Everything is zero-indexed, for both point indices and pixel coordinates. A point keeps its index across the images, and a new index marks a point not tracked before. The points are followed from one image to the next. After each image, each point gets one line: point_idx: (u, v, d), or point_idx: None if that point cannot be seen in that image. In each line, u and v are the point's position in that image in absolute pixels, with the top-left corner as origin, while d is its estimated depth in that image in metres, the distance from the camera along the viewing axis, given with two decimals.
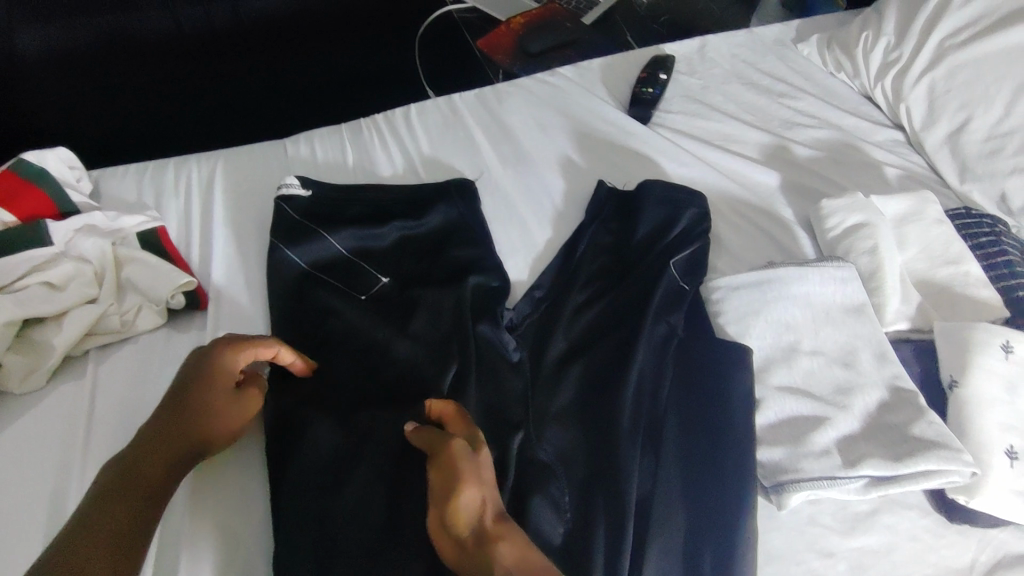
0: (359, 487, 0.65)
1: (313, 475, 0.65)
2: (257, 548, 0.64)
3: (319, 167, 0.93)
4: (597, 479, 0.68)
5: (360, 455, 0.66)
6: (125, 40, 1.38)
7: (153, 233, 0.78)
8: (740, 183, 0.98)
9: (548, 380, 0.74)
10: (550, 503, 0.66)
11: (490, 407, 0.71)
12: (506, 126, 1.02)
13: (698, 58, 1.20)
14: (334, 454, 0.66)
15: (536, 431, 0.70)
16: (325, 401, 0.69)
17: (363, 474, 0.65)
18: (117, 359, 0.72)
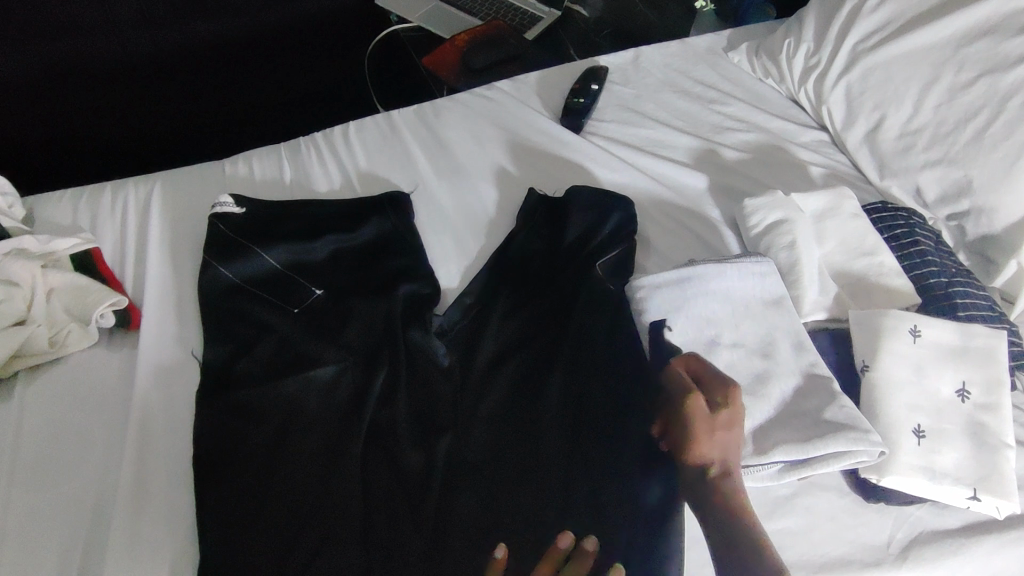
0: (287, 492, 0.65)
1: (235, 484, 0.65)
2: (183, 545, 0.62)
3: (257, 186, 0.94)
4: (523, 477, 0.69)
5: (288, 460, 0.67)
6: (75, 63, 1.34)
7: (87, 255, 0.81)
8: (670, 186, 1.01)
9: (478, 382, 0.75)
10: (477, 499, 0.68)
11: (419, 411, 0.73)
12: (443, 140, 1.04)
13: (632, 68, 1.24)
14: (258, 464, 0.66)
15: (464, 432, 0.72)
16: (254, 409, 0.70)
17: (289, 479, 0.66)
18: (47, 379, 0.72)
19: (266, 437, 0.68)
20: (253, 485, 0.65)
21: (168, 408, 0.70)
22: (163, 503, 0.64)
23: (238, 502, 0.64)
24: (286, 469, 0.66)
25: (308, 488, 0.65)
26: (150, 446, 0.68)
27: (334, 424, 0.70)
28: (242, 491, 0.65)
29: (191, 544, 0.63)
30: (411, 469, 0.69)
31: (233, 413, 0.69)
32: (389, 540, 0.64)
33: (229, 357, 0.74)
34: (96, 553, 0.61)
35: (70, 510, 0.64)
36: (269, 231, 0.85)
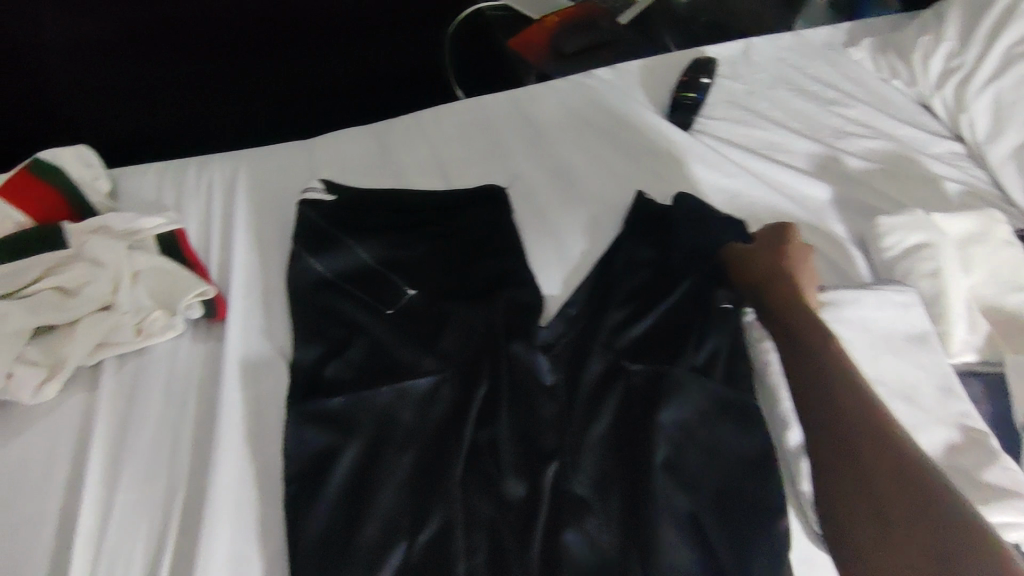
0: (383, 514, 0.60)
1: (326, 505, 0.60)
2: (275, 565, 0.57)
3: (347, 170, 0.89)
4: (634, 521, 0.61)
5: (385, 480, 0.61)
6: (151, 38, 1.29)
7: (172, 237, 0.75)
8: (790, 197, 0.92)
9: (584, 405, 0.68)
10: (586, 541, 0.61)
11: (522, 437, 0.66)
12: (541, 130, 0.97)
13: (742, 60, 1.13)
14: (350, 487, 0.61)
15: (571, 461, 0.64)
16: (346, 420, 0.64)
17: (386, 500, 0.60)
18: (133, 368, 0.68)
19: (358, 456, 0.63)
20: (344, 508, 0.60)
21: (258, 411, 0.65)
22: (251, 519, 0.59)
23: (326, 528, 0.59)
24: (380, 494, 0.60)
25: (402, 518, 0.60)
26: (241, 450, 0.63)
27: (431, 445, 0.64)
28: (333, 514, 0.60)
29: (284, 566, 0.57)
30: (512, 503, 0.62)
31: (323, 425, 0.64)
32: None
33: (318, 361, 0.68)
34: (182, 569, 0.56)
35: (154, 518, 0.59)
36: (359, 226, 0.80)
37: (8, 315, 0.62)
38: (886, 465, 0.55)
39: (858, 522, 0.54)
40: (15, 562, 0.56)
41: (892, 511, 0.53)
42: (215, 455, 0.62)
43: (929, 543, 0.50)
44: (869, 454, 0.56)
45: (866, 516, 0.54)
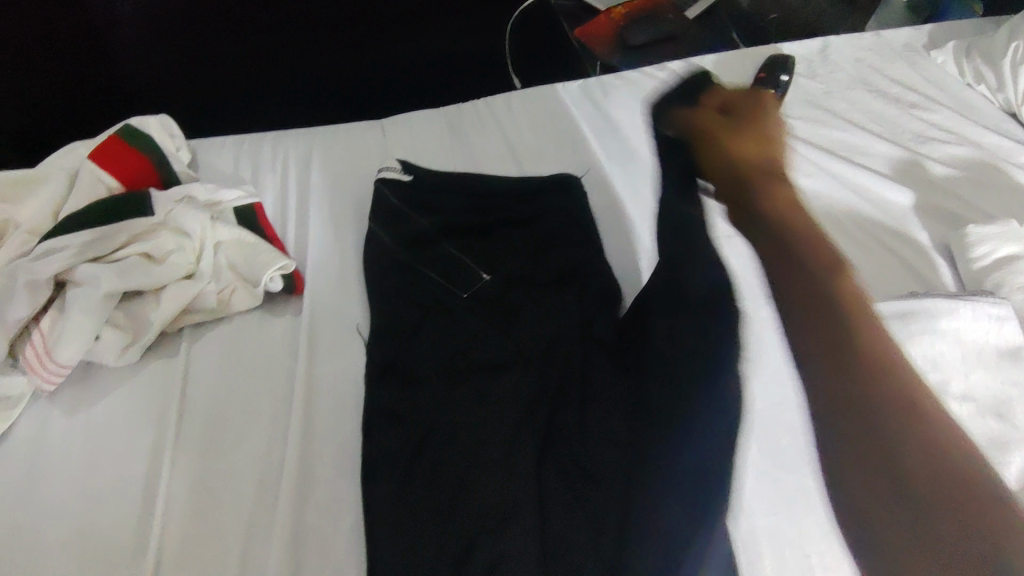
0: (449, 494, 0.57)
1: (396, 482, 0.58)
2: (350, 543, 0.57)
3: (420, 154, 0.88)
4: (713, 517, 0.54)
5: (452, 460, 0.59)
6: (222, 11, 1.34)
7: (249, 209, 0.75)
8: (871, 201, 0.89)
9: None
10: None
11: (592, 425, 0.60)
12: (614, 121, 0.95)
13: (819, 59, 1.10)
14: (419, 464, 0.59)
15: None
16: (417, 399, 0.63)
17: (452, 479, 0.58)
18: (212, 337, 0.68)
19: (430, 435, 0.60)
20: (414, 486, 0.58)
21: (336, 387, 0.65)
22: (327, 495, 0.59)
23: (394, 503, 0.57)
24: (448, 475, 0.58)
25: (469, 496, 0.56)
26: (318, 424, 0.63)
27: (501, 428, 0.61)
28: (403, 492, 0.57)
29: (360, 542, 0.57)
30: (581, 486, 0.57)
31: (398, 404, 0.63)
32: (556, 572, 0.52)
33: (393, 341, 0.67)
34: (260, 541, 0.56)
35: (232, 488, 0.59)
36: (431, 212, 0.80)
37: (99, 278, 0.62)
38: (880, 369, 0.39)
39: (857, 440, 0.37)
40: (100, 521, 0.57)
41: (910, 424, 0.37)
42: (293, 430, 0.61)
43: (938, 452, 0.35)
44: (868, 366, 0.39)
45: (869, 438, 0.37)
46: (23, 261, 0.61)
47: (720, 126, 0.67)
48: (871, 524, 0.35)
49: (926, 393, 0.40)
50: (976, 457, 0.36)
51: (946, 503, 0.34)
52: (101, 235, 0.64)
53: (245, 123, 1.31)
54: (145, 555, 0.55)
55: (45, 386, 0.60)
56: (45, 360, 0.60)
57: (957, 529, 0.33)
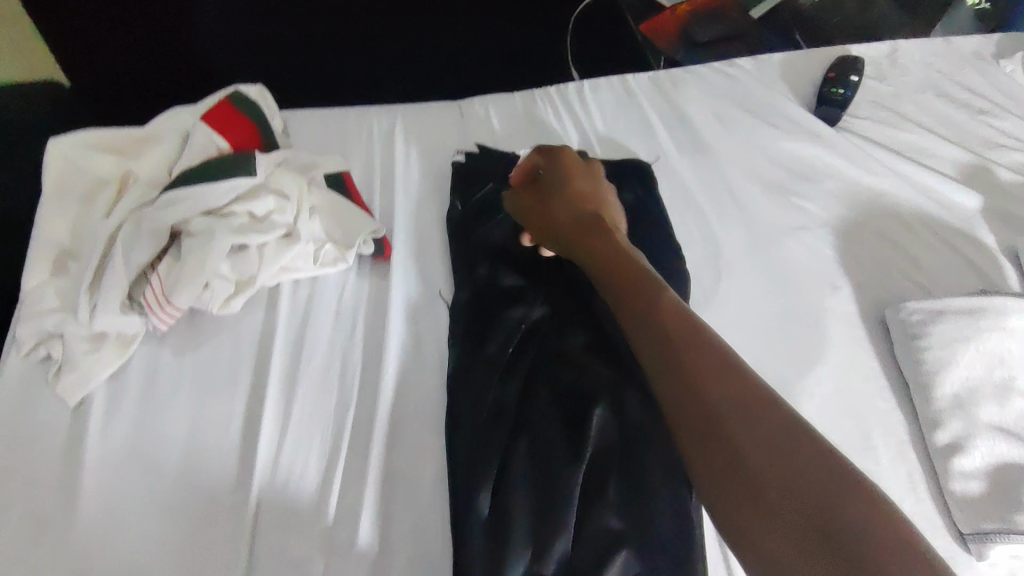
0: (523, 464, 0.58)
1: (474, 435, 0.60)
2: (433, 491, 0.60)
3: (497, 134, 0.91)
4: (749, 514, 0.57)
5: (531, 430, 0.60)
6: None
7: (340, 177, 0.79)
8: (939, 202, 0.90)
9: None
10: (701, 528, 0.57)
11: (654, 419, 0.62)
12: (683, 113, 0.98)
13: (888, 62, 1.10)
14: (495, 419, 0.61)
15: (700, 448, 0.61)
16: (498, 365, 0.64)
17: (526, 449, 0.59)
18: (306, 295, 0.72)
19: (505, 393, 0.62)
20: (491, 438, 0.60)
21: (421, 346, 0.69)
22: (413, 442, 0.63)
23: (471, 453, 0.59)
24: (526, 447, 0.59)
25: (538, 455, 0.59)
26: (404, 380, 0.67)
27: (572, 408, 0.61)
28: (481, 444, 0.59)
29: (442, 490, 0.60)
30: (637, 450, 0.60)
31: (476, 362, 0.64)
32: (614, 529, 0.56)
33: (470, 305, 0.69)
34: (352, 480, 0.60)
35: (326, 430, 0.63)
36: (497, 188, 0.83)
37: (213, 231, 0.66)
38: (741, 418, 0.47)
39: (724, 485, 0.45)
40: (206, 451, 0.61)
41: (776, 466, 0.44)
42: (383, 381, 0.66)
43: (788, 489, 0.42)
44: (706, 409, 0.48)
45: (736, 482, 0.45)
46: (146, 210, 0.66)
47: (537, 206, 0.71)
48: (760, 554, 0.42)
49: (799, 426, 0.46)
50: (841, 485, 0.42)
51: (801, 534, 0.41)
52: (211, 191, 0.68)
53: (330, 93, 1.28)
54: (248, 484, 0.60)
55: (161, 325, 0.66)
56: (162, 302, 0.65)
57: (819, 553, 0.39)
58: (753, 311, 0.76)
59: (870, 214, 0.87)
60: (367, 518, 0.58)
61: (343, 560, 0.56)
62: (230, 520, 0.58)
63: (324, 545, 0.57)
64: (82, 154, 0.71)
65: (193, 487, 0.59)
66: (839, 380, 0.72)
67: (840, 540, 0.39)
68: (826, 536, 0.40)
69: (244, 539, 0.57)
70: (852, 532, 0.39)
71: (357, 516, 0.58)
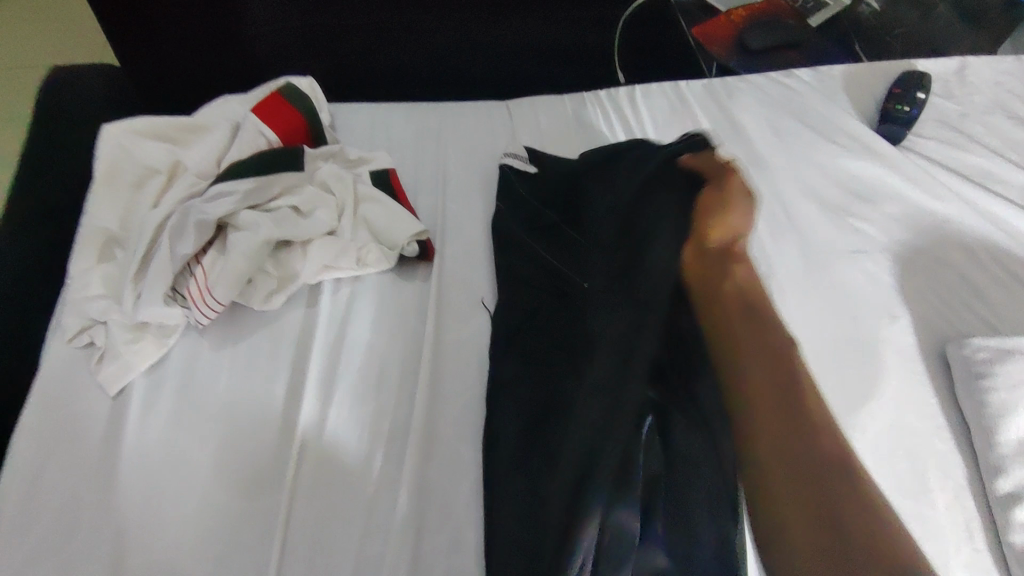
0: (524, 487, 0.56)
1: (510, 460, 0.58)
2: (467, 510, 0.59)
3: (544, 137, 0.89)
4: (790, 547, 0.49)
5: (539, 447, 0.58)
6: None
7: (386, 173, 0.77)
8: (1006, 230, 0.85)
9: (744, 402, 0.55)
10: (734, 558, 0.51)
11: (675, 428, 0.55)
12: (738, 124, 0.95)
13: (956, 80, 1.05)
14: (534, 445, 0.58)
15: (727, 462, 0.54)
16: (511, 385, 0.63)
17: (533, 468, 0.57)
18: (347, 295, 0.71)
19: (538, 411, 0.60)
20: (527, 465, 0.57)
21: (461, 355, 0.67)
22: (449, 454, 0.61)
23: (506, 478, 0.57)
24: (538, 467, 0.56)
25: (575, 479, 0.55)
26: (443, 391, 0.65)
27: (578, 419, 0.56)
28: (516, 470, 0.57)
29: (476, 510, 0.59)
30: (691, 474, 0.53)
31: (517, 381, 0.63)
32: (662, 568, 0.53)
33: (512, 324, 0.67)
34: (386, 491, 0.59)
35: (361, 437, 0.62)
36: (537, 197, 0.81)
37: (258, 225, 0.66)
38: (779, 426, 0.55)
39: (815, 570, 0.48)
40: (243, 446, 0.61)
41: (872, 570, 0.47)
42: (421, 389, 0.64)
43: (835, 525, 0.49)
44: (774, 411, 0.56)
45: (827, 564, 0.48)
46: (193, 202, 0.66)
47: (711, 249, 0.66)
48: (774, 523, 0.51)
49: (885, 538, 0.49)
50: None
51: None
52: (257, 186, 0.68)
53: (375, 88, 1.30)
54: (283, 486, 0.59)
55: (201, 318, 0.65)
56: (204, 293, 0.64)
57: None
58: (806, 338, 0.73)
59: (933, 240, 0.83)
60: (400, 534, 0.57)
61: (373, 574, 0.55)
62: (262, 524, 0.57)
63: (356, 560, 0.56)
64: (133, 141, 0.71)
65: (226, 488, 0.59)
66: (895, 416, 0.68)
67: (843, 539, 0.48)
68: (815, 503, 0.50)
69: (275, 545, 0.56)
70: (835, 504, 0.50)
71: (391, 530, 0.57)
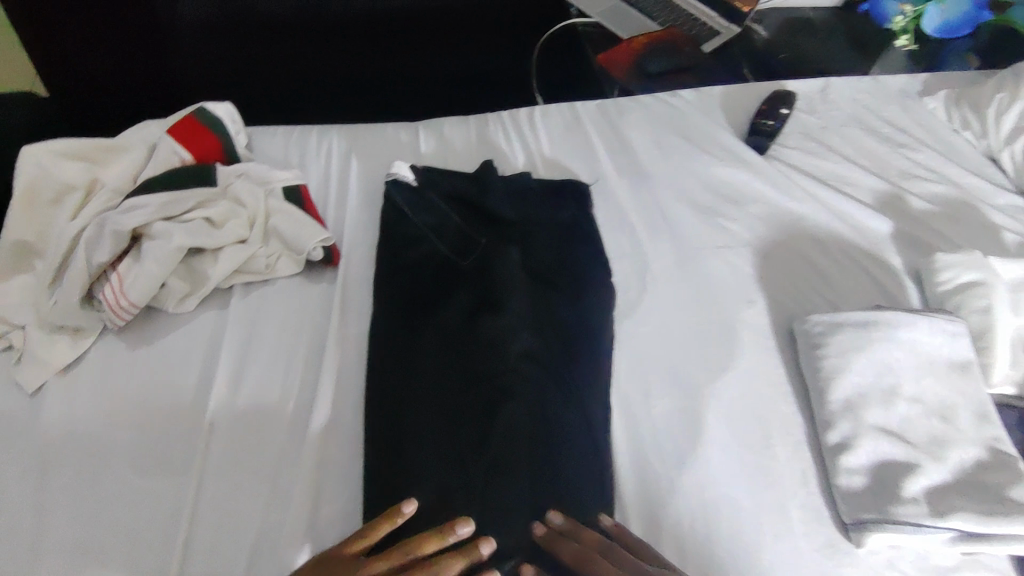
0: (374, 434, 0.67)
1: (398, 422, 0.68)
2: (352, 482, 0.65)
3: (446, 155, 0.99)
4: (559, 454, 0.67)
5: (388, 404, 0.69)
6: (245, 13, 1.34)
7: (296, 189, 0.85)
8: (853, 227, 0.97)
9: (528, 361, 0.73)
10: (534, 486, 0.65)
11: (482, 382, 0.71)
12: (625, 138, 1.05)
13: (820, 98, 1.19)
14: (425, 411, 0.68)
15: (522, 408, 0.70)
16: (376, 354, 0.72)
17: (380, 419, 0.68)
18: (256, 297, 0.78)
19: (386, 373, 0.71)
20: (414, 428, 0.67)
21: (361, 344, 0.75)
22: (347, 430, 0.69)
23: (397, 438, 0.67)
24: (388, 419, 0.68)
25: (451, 433, 0.67)
26: (342, 380, 0.72)
27: (415, 383, 0.70)
28: (406, 432, 0.67)
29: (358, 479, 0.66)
30: (555, 448, 0.67)
31: (380, 350, 0.73)
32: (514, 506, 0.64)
33: (406, 307, 0.76)
34: (288, 466, 0.66)
35: (267, 421, 0.69)
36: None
37: (171, 234, 0.73)
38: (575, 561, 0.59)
39: None
40: (154, 432, 0.67)
41: None
42: (322, 377, 0.71)
43: None
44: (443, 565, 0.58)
45: None
46: (109, 214, 0.73)
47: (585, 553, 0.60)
48: None
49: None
50: None
51: None
52: (171, 200, 0.76)
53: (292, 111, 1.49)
54: (192, 466, 0.65)
55: (117, 321, 0.72)
56: (119, 298, 0.70)
57: None
58: (674, 321, 0.83)
59: (789, 235, 0.94)
60: (298, 503, 0.63)
61: (272, 540, 0.61)
62: (172, 500, 0.63)
63: (259, 529, 0.62)
64: (53, 161, 0.77)
65: (137, 469, 0.65)
66: (747, 385, 0.78)
67: None
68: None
69: (183, 520, 0.62)
70: None
71: (290, 501, 0.63)
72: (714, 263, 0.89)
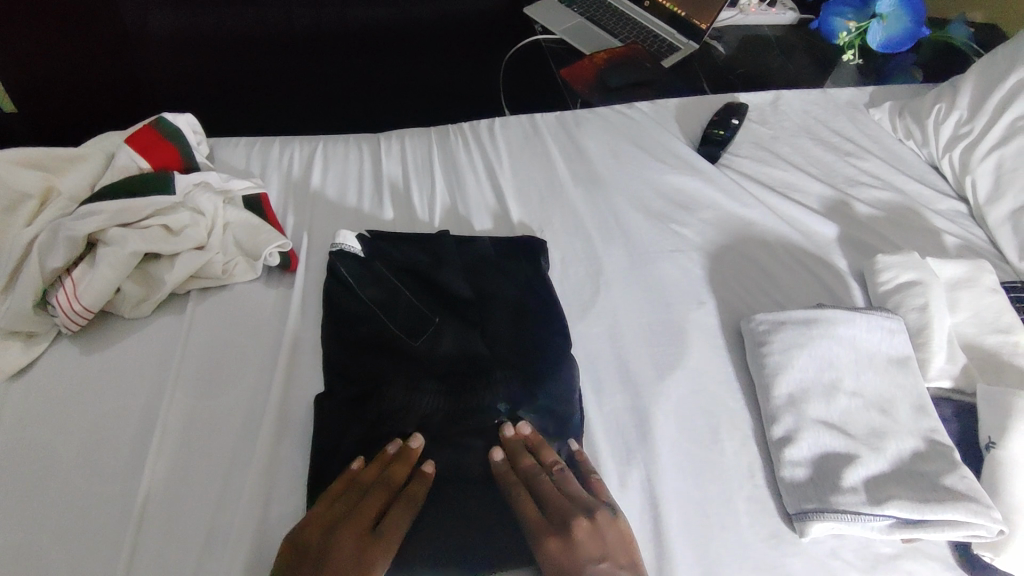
0: (323, 435, 0.68)
1: (359, 427, 0.68)
2: (293, 482, 0.66)
3: (407, 166, 1.01)
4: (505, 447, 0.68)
5: (338, 405, 0.70)
6: (216, 30, 1.44)
7: (257, 199, 0.88)
8: (800, 231, 1.00)
9: (478, 360, 0.74)
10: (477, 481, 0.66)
11: (433, 383, 0.72)
12: (582, 148, 1.09)
13: (771, 110, 1.23)
14: (375, 411, 0.69)
15: (474, 405, 0.71)
16: (330, 358, 0.73)
17: (330, 420, 0.68)
18: (213, 302, 0.79)
19: (341, 376, 0.72)
20: (373, 435, 0.68)
21: (316, 346, 0.76)
22: (299, 431, 0.70)
23: (355, 447, 0.67)
24: (337, 421, 0.68)
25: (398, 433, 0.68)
26: (294, 383, 0.74)
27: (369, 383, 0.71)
28: (365, 437, 0.68)
29: (301, 481, 0.67)
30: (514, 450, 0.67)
31: (333, 355, 0.74)
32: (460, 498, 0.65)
33: (359, 311, 0.77)
34: (239, 468, 0.66)
35: (219, 422, 0.70)
36: (395, 220, 0.93)
37: (126, 240, 0.74)
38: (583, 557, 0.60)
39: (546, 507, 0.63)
40: (105, 434, 0.68)
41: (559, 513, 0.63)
42: (274, 379, 0.73)
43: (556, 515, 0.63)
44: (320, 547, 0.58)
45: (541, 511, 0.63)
46: (64, 220, 0.74)
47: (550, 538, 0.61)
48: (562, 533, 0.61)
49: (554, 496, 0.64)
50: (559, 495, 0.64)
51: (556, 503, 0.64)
52: (128, 207, 0.76)
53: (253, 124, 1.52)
54: (143, 468, 0.66)
55: (70, 325, 0.73)
56: (71, 302, 0.71)
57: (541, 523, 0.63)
58: (625, 321, 0.86)
59: (737, 238, 0.98)
60: (246, 503, 0.64)
61: (219, 541, 0.62)
62: (121, 501, 0.64)
63: (208, 528, 0.63)
64: (8, 169, 0.78)
65: (85, 469, 0.65)
66: (694, 383, 0.81)
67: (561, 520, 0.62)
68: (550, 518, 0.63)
69: (131, 520, 0.62)
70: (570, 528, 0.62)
71: (239, 500, 0.64)
72: (663, 266, 0.92)
